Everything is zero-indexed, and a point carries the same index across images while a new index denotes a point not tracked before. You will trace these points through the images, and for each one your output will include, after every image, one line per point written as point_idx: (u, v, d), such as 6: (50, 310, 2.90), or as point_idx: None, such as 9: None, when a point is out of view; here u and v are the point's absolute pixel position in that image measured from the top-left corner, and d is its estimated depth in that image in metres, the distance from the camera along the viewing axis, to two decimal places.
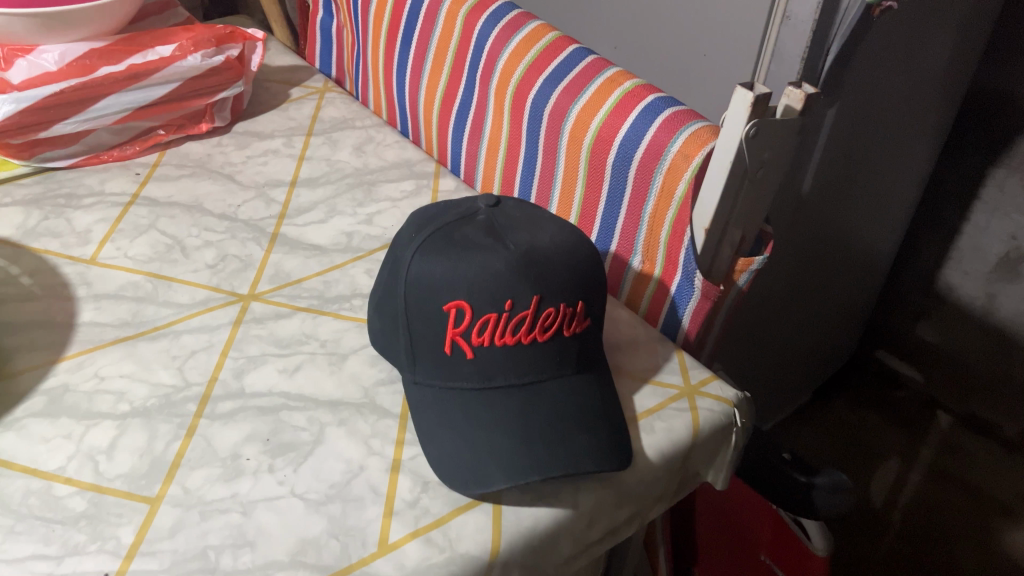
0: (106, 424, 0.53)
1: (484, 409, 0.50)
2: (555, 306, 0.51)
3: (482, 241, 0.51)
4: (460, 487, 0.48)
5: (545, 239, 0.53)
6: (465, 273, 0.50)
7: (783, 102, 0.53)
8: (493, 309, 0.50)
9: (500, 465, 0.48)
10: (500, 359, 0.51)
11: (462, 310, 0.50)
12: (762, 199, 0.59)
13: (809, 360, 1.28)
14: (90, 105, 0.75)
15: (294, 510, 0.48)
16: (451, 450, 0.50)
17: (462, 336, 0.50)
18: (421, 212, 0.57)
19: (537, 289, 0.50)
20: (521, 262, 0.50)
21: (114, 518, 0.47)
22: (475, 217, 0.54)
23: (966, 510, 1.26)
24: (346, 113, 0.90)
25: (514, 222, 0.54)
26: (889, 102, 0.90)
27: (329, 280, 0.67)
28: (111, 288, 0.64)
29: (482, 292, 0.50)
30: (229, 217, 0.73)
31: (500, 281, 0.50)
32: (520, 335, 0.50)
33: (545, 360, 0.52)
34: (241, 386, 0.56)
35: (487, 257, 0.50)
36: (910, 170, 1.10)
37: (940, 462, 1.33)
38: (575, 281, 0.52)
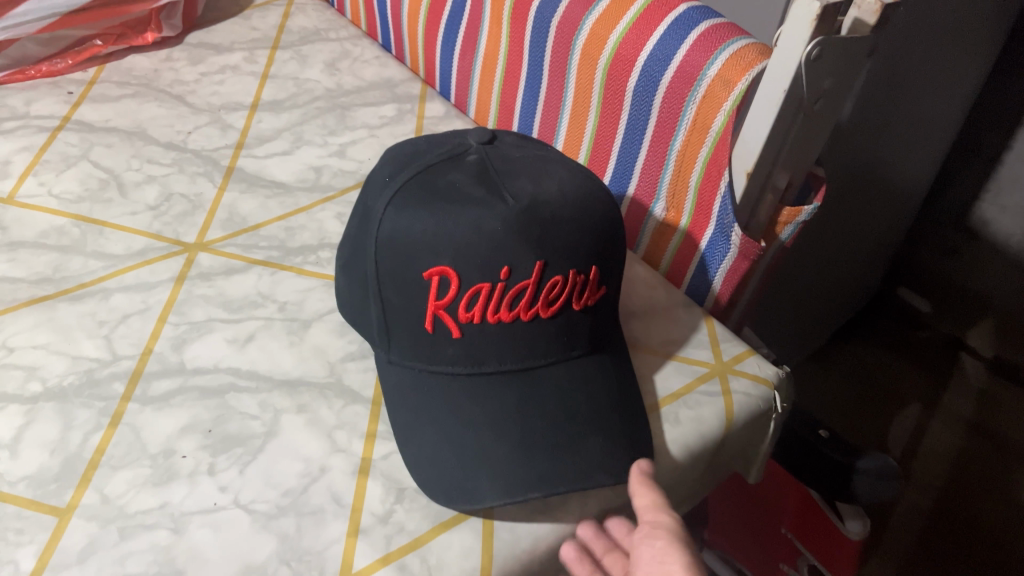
0: (12, 411, 0.43)
1: (474, 402, 0.40)
2: (563, 273, 0.40)
3: (473, 190, 0.40)
4: (442, 499, 0.38)
5: (553, 186, 0.41)
6: (450, 231, 0.39)
7: (853, 15, 0.42)
8: (486, 278, 0.39)
9: (493, 477, 0.38)
10: (493, 340, 0.40)
11: (445, 278, 0.39)
12: (818, 136, 0.48)
13: (832, 303, 1.15)
14: (8, 10, 0.63)
15: (237, 526, 0.39)
16: (432, 452, 0.40)
17: (447, 311, 0.40)
18: (397, 149, 0.45)
19: (541, 253, 0.39)
20: (521, 219, 0.39)
21: (12, 536, 0.38)
22: (464, 158, 0.42)
23: (993, 461, 1.14)
24: (318, 23, 0.79)
25: (513, 164, 0.42)
26: (945, 16, 0.76)
27: (293, 226, 0.56)
28: (30, 234, 0.54)
29: (471, 257, 0.39)
30: (177, 147, 0.62)
31: (495, 244, 0.39)
32: (518, 310, 0.40)
33: (549, 341, 0.41)
34: (180, 360, 0.47)
35: (479, 213, 0.39)
36: (957, 93, 0.96)
37: (967, 410, 1.20)
38: (589, 241, 0.41)
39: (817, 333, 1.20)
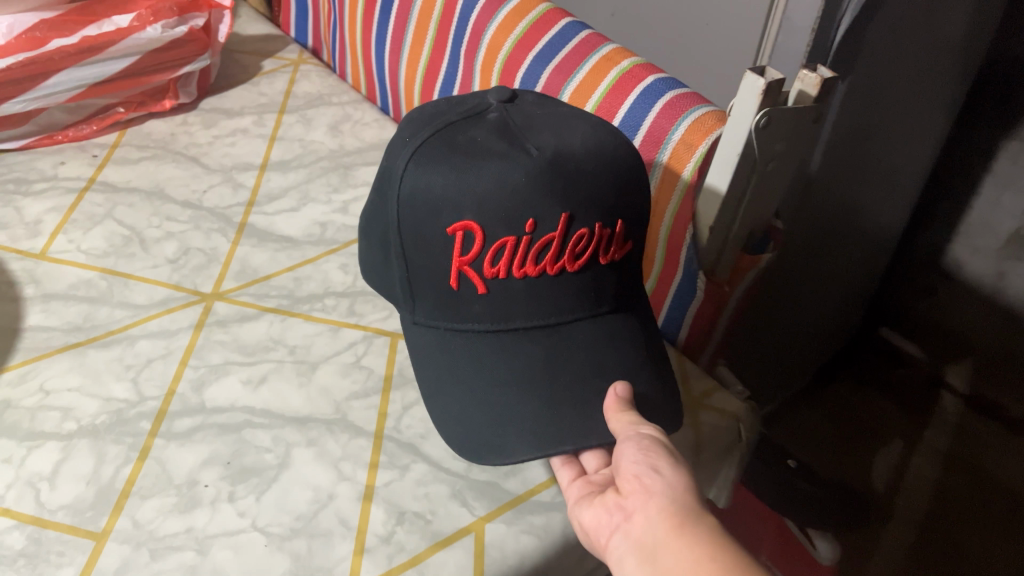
0: (50, 446, 0.48)
1: (501, 357, 0.45)
2: (588, 227, 0.45)
3: (496, 145, 0.44)
4: (471, 456, 0.44)
5: (575, 139, 0.45)
6: (473, 186, 0.43)
7: (797, 87, 0.48)
8: (511, 232, 0.43)
9: (522, 433, 0.43)
10: (518, 293, 0.45)
11: (469, 232, 0.44)
12: (774, 192, 0.53)
13: (812, 343, 1.17)
14: (39, 83, 0.69)
15: (255, 547, 0.43)
16: (462, 410, 0.45)
17: (472, 267, 0.44)
18: (420, 110, 0.49)
19: (567, 206, 0.44)
20: (545, 169, 0.43)
21: (54, 558, 0.42)
22: (485, 116, 0.47)
23: (970, 495, 1.19)
24: (322, 88, 0.85)
25: (533, 120, 0.46)
26: (907, 71, 0.78)
27: (300, 277, 0.62)
28: (61, 286, 0.59)
29: (496, 212, 0.43)
30: (193, 205, 0.68)
31: (520, 197, 0.43)
32: (544, 264, 0.44)
33: (574, 296, 0.46)
34: (200, 401, 0.51)
35: (503, 167, 0.43)
36: (921, 137, 0.99)
37: (950, 445, 1.25)
38: (610, 191, 0.45)
39: (798, 375, 1.23)
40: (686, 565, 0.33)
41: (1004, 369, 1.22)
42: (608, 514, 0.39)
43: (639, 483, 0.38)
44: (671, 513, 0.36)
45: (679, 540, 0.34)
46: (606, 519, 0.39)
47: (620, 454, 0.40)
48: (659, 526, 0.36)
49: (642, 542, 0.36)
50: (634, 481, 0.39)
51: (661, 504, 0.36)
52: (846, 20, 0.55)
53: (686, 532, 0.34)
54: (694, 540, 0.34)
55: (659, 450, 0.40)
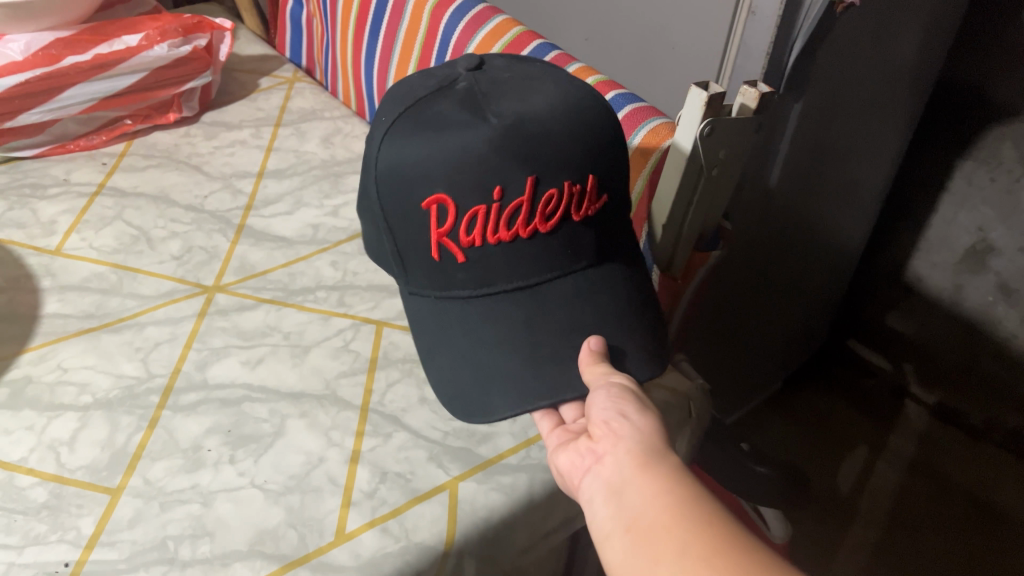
0: (68, 416, 0.54)
1: (484, 319, 0.51)
2: (557, 186, 0.48)
3: (460, 115, 0.48)
4: (461, 414, 0.51)
5: (537, 103, 0.49)
6: (440, 162, 0.48)
7: (738, 101, 0.55)
8: (481, 201, 0.48)
9: (506, 393, 0.49)
10: (495, 257, 0.50)
11: (443, 204, 0.49)
12: (721, 193, 0.59)
13: (777, 348, 1.22)
14: (55, 95, 0.75)
15: (254, 501, 0.49)
16: (451, 372, 0.52)
17: (450, 237, 0.50)
18: (398, 86, 0.54)
19: (532, 168, 0.48)
20: (503, 134, 0.47)
21: (74, 509, 0.48)
22: (454, 87, 0.51)
23: (937, 499, 1.21)
24: (315, 104, 0.91)
25: (499, 86, 0.50)
26: (859, 92, 0.81)
27: (294, 273, 0.67)
28: (76, 279, 0.65)
29: (463, 181, 0.48)
30: (196, 209, 0.74)
31: (484, 164, 0.47)
32: (517, 228, 0.49)
33: (552, 255, 0.50)
34: (203, 378, 0.57)
35: (466, 136, 0.47)
36: (883, 157, 1.02)
37: (923, 456, 1.27)
38: (575, 148, 0.49)
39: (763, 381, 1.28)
40: (646, 494, 0.38)
41: (967, 378, 1.22)
42: (580, 457, 0.44)
43: (608, 428, 0.43)
44: (636, 454, 0.41)
45: (642, 474, 0.39)
46: (579, 461, 0.45)
47: (593, 400, 0.45)
48: (625, 465, 0.41)
49: (610, 479, 0.41)
50: (603, 426, 0.44)
51: (628, 446, 0.41)
52: (798, 44, 0.61)
53: (648, 468, 0.40)
54: (654, 474, 0.39)
55: (627, 398, 0.45)
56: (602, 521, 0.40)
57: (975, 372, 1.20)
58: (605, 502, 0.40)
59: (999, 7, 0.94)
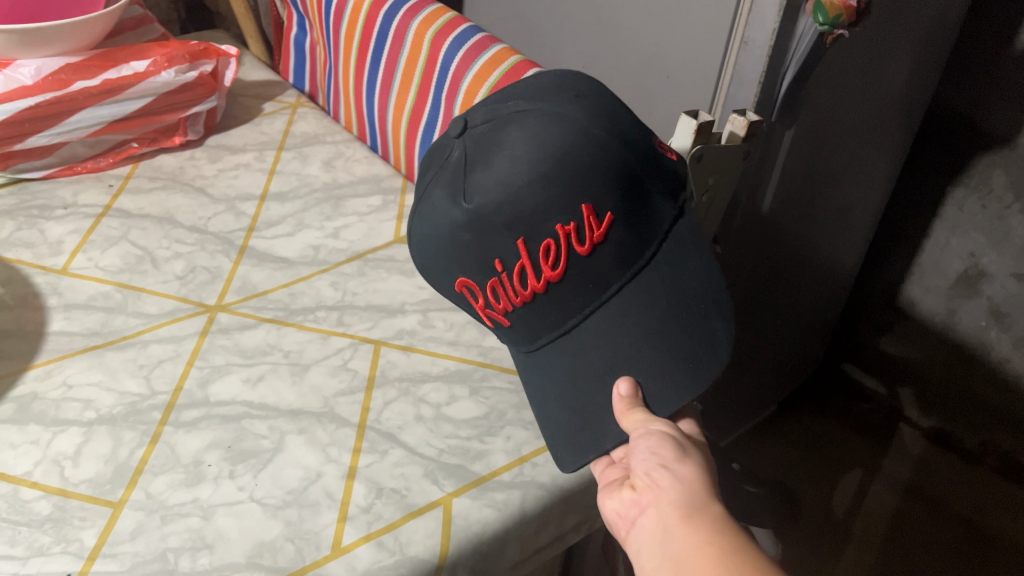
0: (72, 431, 0.55)
1: (543, 375, 0.52)
2: (551, 236, 0.46)
3: (444, 201, 0.49)
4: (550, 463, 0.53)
5: (501, 164, 0.46)
6: (444, 253, 0.50)
7: (728, 129, 0.56)
8: (491, 274, 0.49)
9: (563, 450, 0.51)
10: (530, 315, 0.51)
11: (468, 285, 0.51)
12: (710, 216, 0.61)
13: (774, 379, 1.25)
14: (64, 119, 0.77)
15: (252, 514, 0.50)
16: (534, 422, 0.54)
17: (489, 308, 0.52)
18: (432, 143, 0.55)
19: (517, 233, 0.47)
20: (476, 220, 0.47)
21: (77, 521, 0.49)
22: (447, 158, 0.50)
23: (933, 523, 1.21)
24: (317, 128, 0.93)
25: (478, 144, 0.48)
26: (850, 123, 0.84)
27: (294, 292, 0.69)
28: (81, 297, 0.66)
29: (467, 264, 0.49)
30: (200, 230, 0.76)
31: (473, 247, 0.48)
32: (531, 285, 0.48)
33: (582, 293, 0.49)
34: (205, 395, 0.58)
35: (450, 227, 0.48)
36: (874, 181, 1.03)
37: (920, 480, 1.27)
38: (552, 194, 0.45)
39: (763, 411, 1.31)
40: (692, 544, 0.39)
41: (964, 402, 1.24)
42: (625, 508, 0.44)
43: (650, 478, 0.43)
44: (680, 504, 0.41)
45: (686, 526, 0.40)
46: (625, 511, 0.44)
47: (634, 450, 0.45)
48: (669, 517, 0.41)
49: (655, 531, 0.41)
50: (646, 477, 0.44)
51: (671, 498, 0.41)
52: (790, 72, 0.64)
53: (692, 520, 0.40)
54: (697, 524, 0.39)
55: (667, 445, 0.44)
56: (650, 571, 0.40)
57: (967, 394, 1.22)
58: (651, 554, 0.40)
59: (987, 38, 0.96)
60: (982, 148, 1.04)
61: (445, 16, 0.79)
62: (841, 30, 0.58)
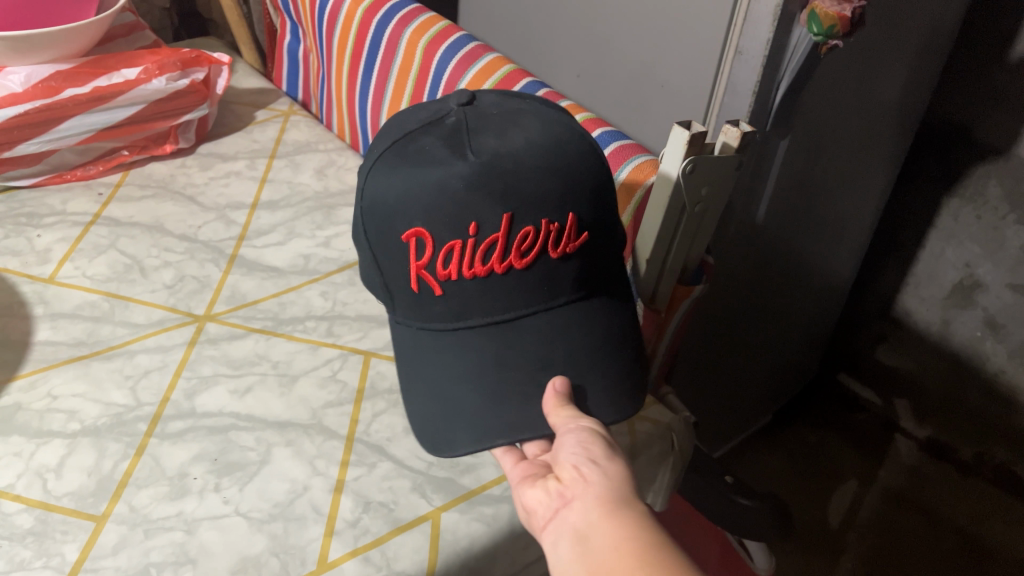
0: (56, 443, 0.54)
1: (459, 355, 0.50)
2: (533, 225, 0.47)
3: (440, 151, 0.48)
4: (429, 449, 0.50)
5: (517, 140, 0.48)
6: (418, 197, 0.48)
7: (720, 139, 0.56)
8: (458, 236, 0.47)
9: (466, 430, 0.49)
10: (471, 293, 0.49)
11: (421, 238, 0.48)
12: (704, 228, 0.60)
13: (768, 379, 1.21)
14: (53, 127, 0.77)
15: (237, 528, 0.49)
16: (423, 408, 0.52)
17: (427, 270, 0.49)
18: (398, 117, 0.54)
19: (507, 206, 0.47)
20: (480, 174, 0.47)
21: (59, 535, 0.48)
22: (444, 120, 0.50)
23: (927, 534, 1.21)
24: (310, 136, 0.93)
25: (487, 120, 0.50)
26: (844, 134, 0.83)
27: (284, 302, 0.68)
28: (68, 306, 0.66)
29: (439, 216, 0.47)
30: (189, 239, 0.75)
31: (462, 202, 0.47)
32: (491, 263, 0.48)
33: (531, 291, 0.50)
34: (191, 406, 0.58)
35: (443, 173, 0.47)
36: (869, 198, 1.04)
37: (914, 491, 1.26)
38: (554, 185, 0.48)
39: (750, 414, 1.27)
40: (612, 541, 0.38)
41: (958, 416, 1.23)
42: (549, 499, 0.43)
43: (577, 473, 0.42)
44: (604, 500, 0.40)
45: (609, 522, 0.39)
46: (548, 503, 0.43)
47: (561, 445, 0.44)
48: (592, 511, 0.40)
49: (576, 525, 0.40)
50: (573, 470, 0.43)
51: (596, 492, 0.41)
52: (785, 82, 0.63)
53: (615, 516, 0.39)
54: (619, 522, 0.39)
55: (595, 441, 0.44)
56: (565, 565, 0.39)
57: (962, 404, 1.22)
58: (569, 548, 0.39)
59: (981, 51, 0.95)
60: (977, 158, 1.03)
61: (438, 25, 0.79)
62: (836, 41, 0.57)
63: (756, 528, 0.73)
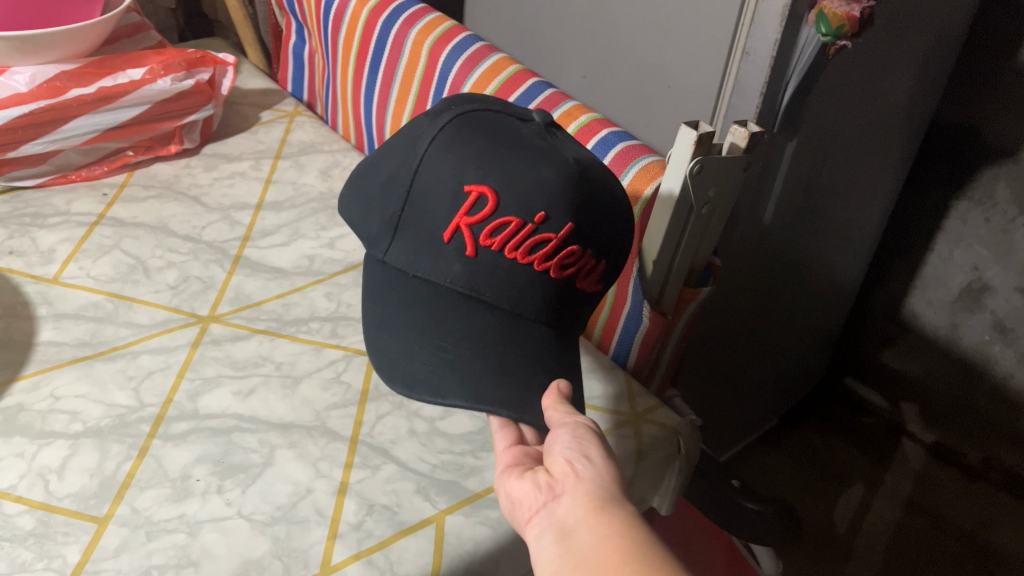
0: (59, 444, 0.54)
1: (460, 319, 0.50)
2: (582, 247, 0.50)
3: (537, 142, 0.49)
4: (402, 388, 0.49)
5: (600, 172, 0.52)
6: (507, 167, 0.48)
7: (728, 139, 0.55)
8: (522, 215, 0.47)
9: (459, 384, 0.48)
10: (498, 275, 0.49)
11: (484, 198, 0.48)
12: (711, 229, 0.60)
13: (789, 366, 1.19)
14: (58, 127, 0.76)
15: (240, 531, 0.49)
16: (407, 353, 0.50)
17: (472, 229, 0.48)
18: (471, 97, 0.55)
19: (574, 218, 0.49)
20: (572, 181, 0.48)
21: (61, 537, 0.48)
22: (531, 121, 0.52)
23: (932, 539, 1.20)
24: (314, 137, 0.92)
25: (567, 142, 0.52)
26: (852, 135, 0.83)
27: (288, 303, 0.68)
28: (71, 307, 0.65)
29: (517, 192, 0.47)
30: (194, 239, 0.75)
31: (549, 191, 0.48)
32: (533, 257, 0.49)
33: (541, 294, 0.50)
34: (194, 407, 0.57)
35: (541, 162, 0.48)
36: (878, 198, 1.03)
37: (921, 496, 1.25)
38: (607, 231, 0.51)
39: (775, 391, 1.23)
40: (598, 537, 0.37)
41: (967, 418, 1.22)
42: (537, 492, 0.42)
43: (570, 467, 0.42)
44: (593, 497, 0.39)
45: (597, 519, 0.38)
46: (536, 497, 0.42)
47: (555, 438, 0.44)
48: (581, 508, 0.39)
49: (563, 521, 0.39)
50: (565, 464, 0.42)
51: (586, 489, 0.40)
52: (792, 84, 0.63)
53: (603, 514, 0.38)
54: (607, 518, 0.38)
55: (590, 439, 0.44)
56: (548, 561, 0.39)
57: (971, 407, 1.21)
58: (554, 542, 0.39)
59: (990, 52, 0.95)
60: (986, 161, 1.03)
61: (443, 25, 0.78)
62: (844, 42, 0.57)
63: (763, 533, 0.72)
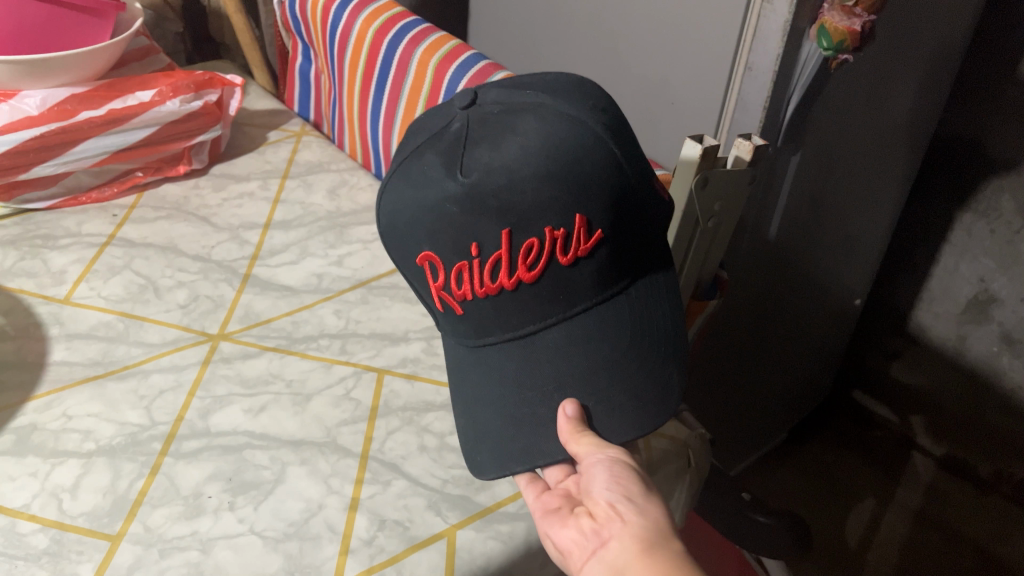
0: (71, 463, 0.54)
1: (480, 370, 0.50)
2: (537, 235, 0.45)
3: (436, 171, 0.46)
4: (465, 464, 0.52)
5: (510, 150, 0.45)
6: (423, 223, 0.47)
7: (733, 153, 0.56)
8: (462, 257, 0.47)
9: (481, 453, 0.49)
10: (489, 313, 0.48)
11: (432, 262, 0.49)
12: (720, 240, 0.60)
13: (787, 385, 1.19)
14: (68, 150, 0.77)
15: (252, 548, 0.49)
16: (458, 424, 0.52)
17: (445, 291, 0.49)
18: (417, 122, 0.53)
19: (505, 221, 0.45)
20: (469, 198, 0.45)
21: (75, 555, 0.48)
22: (448, 128, 0.48)
23: (946, 554, 1.19)
24: (322, 157, 0.93)
25: (485, 123, 0.47)
26: (857, 147, 0.83)
27: (298, 321, 0.69)
28: (84, 327, 0.66)
29: (443, 240, 0.47)
30: (203, 259, 0.75)
31: (458, 225, 0.46)
32: (500, 280, 0.46)
33: (549, 303, 0.47)
34: (206, 426, 0.58)
35: (438, 198, 0.46)
36: (880, 211, 1.03)
37: (932, 510, 1.24)
38: (558, 193, 0.44)
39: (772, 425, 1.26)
40: None
41: (976, 432, 1.21)
42: (585, 539, 0.43)
43: (614, 511, 0.42)
44: (642, 539, 0.40)
45: (646, 560, 0.39)
46: (585, 543, 0.43)
47: (592, 478, 0.43)
48: (629, 550, 0.39)
49: (614, 565, 0.40)
50: (608, 508, 0.42)
51: (634, 531, 0.40)
52: (795, 97, 0.64)
53: (652, 555, 0.39)
54: (657, 561, 0.38)
55: (629, 478, 0.43)
56: None
57: (979, 421, 1.19)
58: None
59: (992, 65, 0.95)
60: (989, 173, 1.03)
61: (449, 43, 0.79)
62: (846, 55, 0.57)
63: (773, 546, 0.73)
